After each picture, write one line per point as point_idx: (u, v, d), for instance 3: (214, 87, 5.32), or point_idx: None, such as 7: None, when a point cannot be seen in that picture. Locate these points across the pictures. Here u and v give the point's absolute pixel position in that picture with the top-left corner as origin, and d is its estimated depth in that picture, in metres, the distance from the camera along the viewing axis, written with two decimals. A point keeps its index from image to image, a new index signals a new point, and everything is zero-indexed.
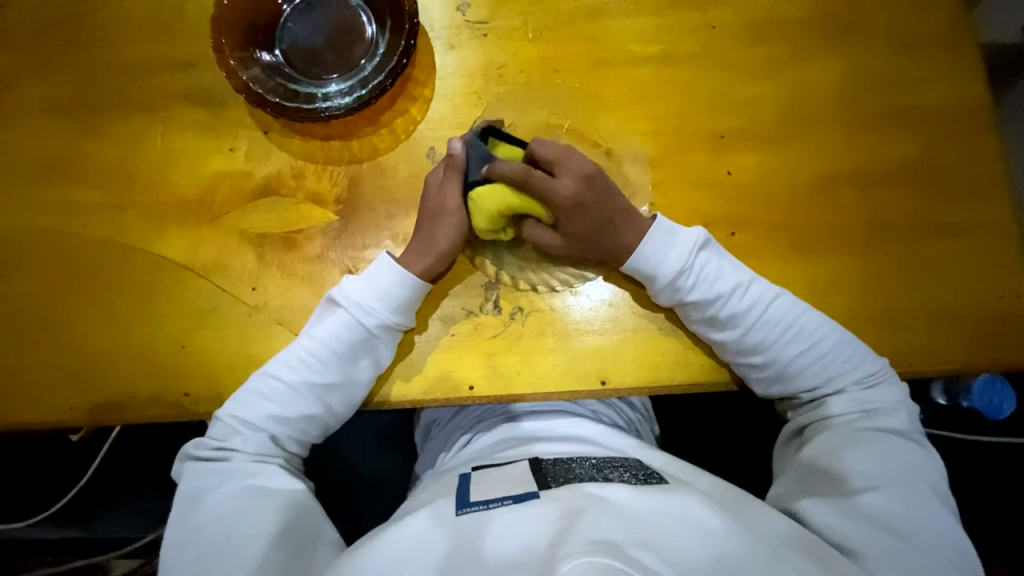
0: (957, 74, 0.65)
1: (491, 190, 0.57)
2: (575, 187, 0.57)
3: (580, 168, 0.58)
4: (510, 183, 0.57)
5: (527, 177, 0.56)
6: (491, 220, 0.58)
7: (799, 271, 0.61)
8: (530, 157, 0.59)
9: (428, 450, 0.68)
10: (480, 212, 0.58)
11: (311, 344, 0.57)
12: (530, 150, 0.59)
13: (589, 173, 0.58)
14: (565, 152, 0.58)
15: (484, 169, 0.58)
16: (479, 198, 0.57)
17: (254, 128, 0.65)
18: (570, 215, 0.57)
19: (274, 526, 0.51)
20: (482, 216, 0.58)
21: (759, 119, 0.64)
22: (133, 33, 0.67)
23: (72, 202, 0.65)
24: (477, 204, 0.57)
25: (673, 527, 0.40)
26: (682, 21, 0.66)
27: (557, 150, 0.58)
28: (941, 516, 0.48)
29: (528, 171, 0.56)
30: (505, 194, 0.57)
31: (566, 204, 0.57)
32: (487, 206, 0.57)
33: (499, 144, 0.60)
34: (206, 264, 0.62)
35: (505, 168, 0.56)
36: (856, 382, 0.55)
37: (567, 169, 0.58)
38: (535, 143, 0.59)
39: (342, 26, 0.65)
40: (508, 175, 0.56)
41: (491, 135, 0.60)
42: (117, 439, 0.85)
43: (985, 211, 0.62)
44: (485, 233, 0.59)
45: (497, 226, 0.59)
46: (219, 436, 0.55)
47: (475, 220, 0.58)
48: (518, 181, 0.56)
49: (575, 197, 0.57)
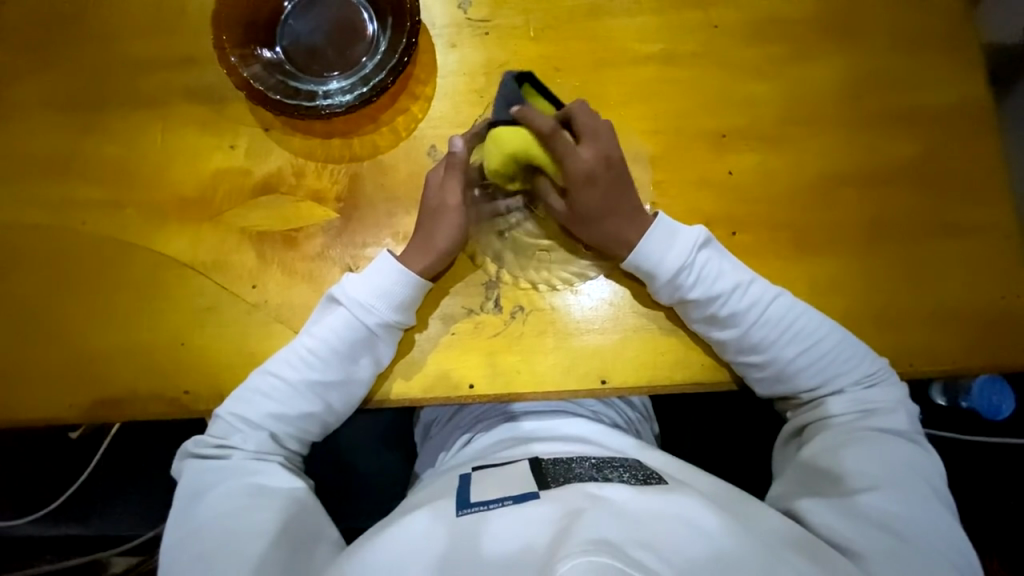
0: (958, 75, 0.65)
1: (515, 135, 0.55)
2: (594, 163, 0.57)
3: (604, 146, 0.57)
4: (535, 135, 0.55)
5: (553, 137, 0.55)
6: (501, 162, 0.56)
7: (799, 272, 0.61)
8: (563, 116, 0.57)
9: (428, 450, 0.68)
10: (495, 149, 0.55)
11: (311, 341, 0.57)
12: (567, 109, 0.57)
13: (612, 155, 0.57)
14: (600, 126, 0.57)
15: (515, 109, 0.55)
16: (500, 137, 0.55)
17: (255, 125, 0.64)
18: (580, 186, 0.57)
19: (273, 525, 0.51)
20: (495, 155, 0.56)
21: (759, 119, 0.64)
22: (133, 30, 0.67)
23: (72, 200, 0.65)
24: (495, 141, 0.55)
25: (672, 527, 0.40)
26: (683, 21, 0.66)
27: (591, 121, 0.57)
28: (941, 516, 0.48)
29: (557, 130, 0.54)
30: (528, 144, 0.55)
31: (578, 176, 0.57)
32: (506, 148, 0.55)
33: (534, 94, 0.58)
34: (206, 262, 0.62)
35: (538, 123, 0.54)
36: (855, 382, 0.55)
37: (592, 143, 0.57)
38: (574, 105, 0.57)
39: (343, 23, 0.65)
40: (537, 127, 0.54)
41: (527, 82, 0.58)
42: (117, 435, 0.86)
43: (985, 211, 0.62)
44: (489, 173, 0.58)
45: (506, 171, 0.57)
46: (219, 434, 0.55)
47: (486, 153, 0.56)
48: (545, 137, 0.54)
49: (589, 173, 0.57)
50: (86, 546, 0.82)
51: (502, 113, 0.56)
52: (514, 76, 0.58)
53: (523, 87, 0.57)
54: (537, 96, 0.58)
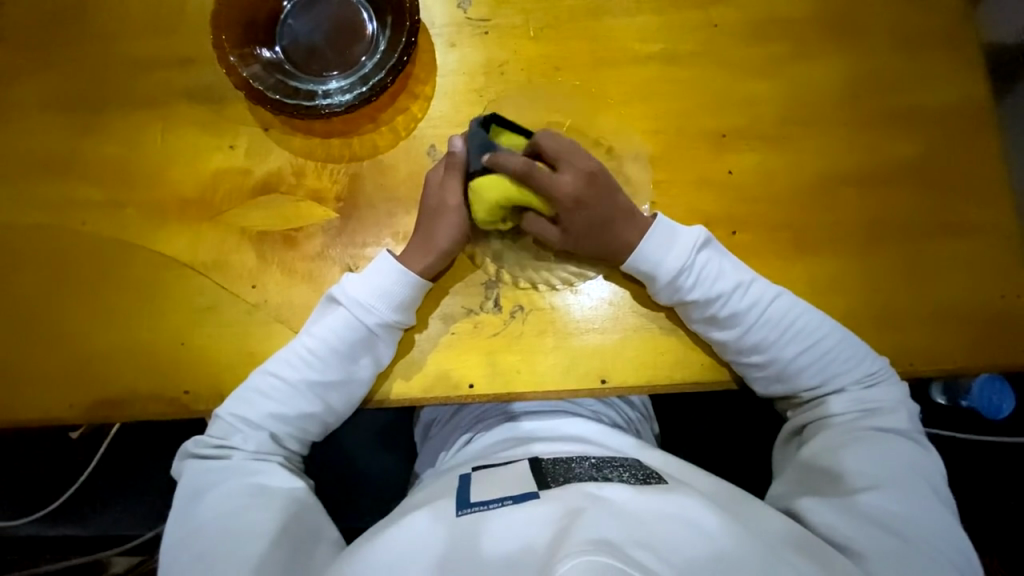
0: (959, 74, 0.65)
1: (493, 182, 0.57)
2: (576, 184, 0.58)
3: (582, 165, 0.58)
4: (511, 175, 0.57)
5: (529, 172, 0.56)
6: (490, 211, 0.58)
7: (799, 271, 0.61)
8: (533, 148, 0.59)
9: (428, 449, 0.68)
10: (479, 201, 0.58)
11: (311, 342, 0.57)
12: (535, 141, 0.59)
13: (592, 172, 0.58)
14: (571, 148, 0.59)
15: (485, 157, 0.58)
16: (480, 188, 0.57)
17: (254, 125, 0.64)
18: (569, 210, 0.57)
19: (273, 525, 0.51)
20: (482, 206, 0.58)
21: (760, 118, 0.64)
22: (133, 30, 0.67)
23: (72, 199, 0.65)
24: (477, 193, 0.58)
25: (672, 527, 0.40)
26: (684, 20, 0.66)
27: (563, 145, 0.59)
28: (941, 516, 0.48)
29: (529, 166, 0.56)
30: (504, 185, 0.57)
31: (565, 201, 0.57)
32: (488, 196, 0.57)
33: (500, 133, 0.60)
34: (205, 262, 0.62)
35: (508, 161, 0.56)
36: (856, 382, 0.55)
37: (570, 166, 0.58)
38: (542, 133, 0.59)
39: (343, 23, 0.65)
40: (509, 167, 0.56)
41: (493, 123, 0.60)
42: (117, 436, 0.86)
43: (985, 211, 0.62)
44: (482, 223, 0.59)
45: (496, 216, 0.59)
46: (220, 434, 0.55)
47: (474, 210, 0.59)
48: (520, 174, 0.56)
49: (575, 195, 0.57)
50: (86, 546, 0.82)
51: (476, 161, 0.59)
52: (479, 120, 0.59)
53: (490, 129, 0.60)
54: (505, 133, 0.60)
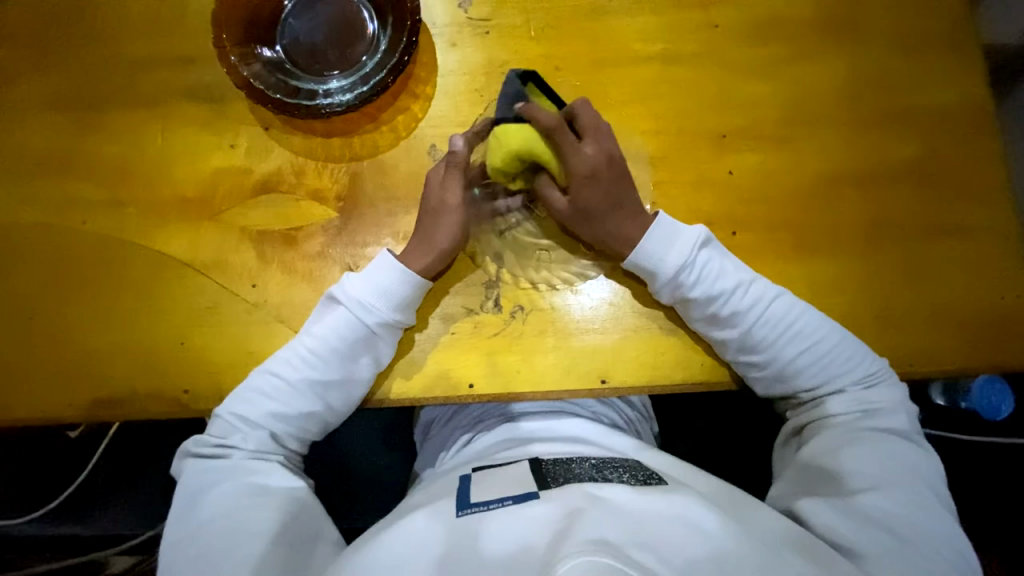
0: (959, 76, 0.65)
1: (522, 132, 0.55)
2: (598, 158, 0.57)
3: (609, 143, 0.58)
4: (540, 131, 0.56)
5: (558, 132, 0.56)
6: (508, 158, 0.56)
7: (799, 272, 0.61)
8: (565, 113, 0.58)
9: (427, 449, 0.68)
10: (500, 143, 0.55)
11: (311, 340, 0.57)
12: (571, 107, 0.58)
13: (616, 153, 0.58)
14: (603, 123, 0.58)
15: (521, 106, 0.56)
16: (505, 130, 0.55)
17: (255, 124, 0.64)
18: (582, 182, 0.57)
19: (273, 524, 0.51)
20: (500, 152, 0.56)
21: (760, 119, 0.64)
22: (133, 29, 0.67)
23: (72, 198, 0.65)
24: (501, 132, 0.55)
25: (672, 529, 0.40)
26: (684, 21, 0.66)
27: (596, 117, 0.58)
28: (940, 517, 0.48)
29: (561, 126, 0.56)
30: (533, 138, 0.56)
31: (582, 171, 0.57)
32: (512, 143, 0.55)
33: (535, 93, 0.59)
34: (206, 261, 0.62)
35: (544, 118, 0.55)
36: (856, 383, 0.55)
37: (596, 139, 0.58)
38: (578, 103, 0.58)
39: (344, 22, 0.65)
40: (542, 123, 0.55)
41: (531, 83, 0.59)
42: (117, 435, 0.85)
43: (985, 212, 0.62)
44: (491, 170, 0.57)
45: (509, 166, 0.57)
46: (219, 433, 0.55)
47: (490, 151, 0.57)
48: (550, 133, 0.55)
49: (593, 168, 0.57)
50: (85, 546, 0.81)
51: (507, 110, 0.58)
52: (517, 75, 0.59)
53: (526, 87, 0.59)
54: (539, 95, 0.59)
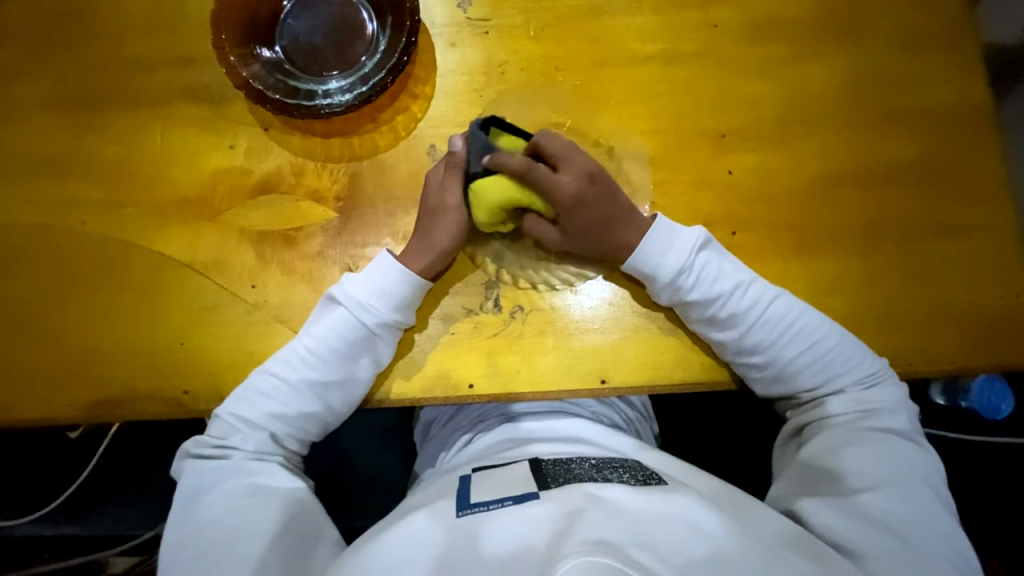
0: (958, 75, 0.65)
1: (494, 183, 0.57)
2: (576, 184, 0.58)
3: (583, 166, 0.58)
4: (512, 177, 0.57)
5: (529, 172, 0.56)
6: (492, 213, 0.58)
7: (799, 271, 0.61)
8: (534, 149, 0.59)
9: (427, 450, 0.68)
10: (480, 203, 0.57)
11: (311, 341, 0.56)
12: (534, 141, 0.59)
13: (593, 172, 0.58)
14: (570, 148, 0.59)
15: (485, 159, 0.58)
16: (481, 192, 0.57)
17: (254, 125, 0.64)
18: (570, 211, 0.57)
19: (273, 525, 0.51)
20: (482, 209, 0.58)
21: (760, 118, 0.64)
22: (133, 29, 0.67)
23: (71, 198, 0.65)
24: (478, 196, 0.57)
25: (672, 528, 0.40)
26: (684, 20, 0.66)
27: (561, 144, 0.59)
28: (940, 516, 0.49)
29: (530, 165, 0.56)
30: (506, 186, 0.57)
31: (565, 200, 0.57)
32: (489, 198, 0.57)
33: (500, 134, 0.60)
34: (205, 261, 0.62)
35: (508, 161, 0.56)
36: (856, 382, 0.55)
37: (569, 166, 0.58)
38: (542, 134, 0.59)
39: (343, 23, 0.65)
40: (511, 168, 0.56)
41: (493, 126, 0.60)
42: (117, 435, 0.86)
43: (985, 211, 0.62)
44: (483, 226, 0.59)
45: (497, 219, 0.59)
46: (219, 434, 0.55)
47: (474, 213, 0.59)
48: (521, 174, 0.56)
49: (575, 194, 0.57)
50: (84, 546, 0.81)
51: (475, 163, 0.59)
52: (479, 123, 0.59)
53: (490, 133, 0.60)
54: (506, 135, 0.60)
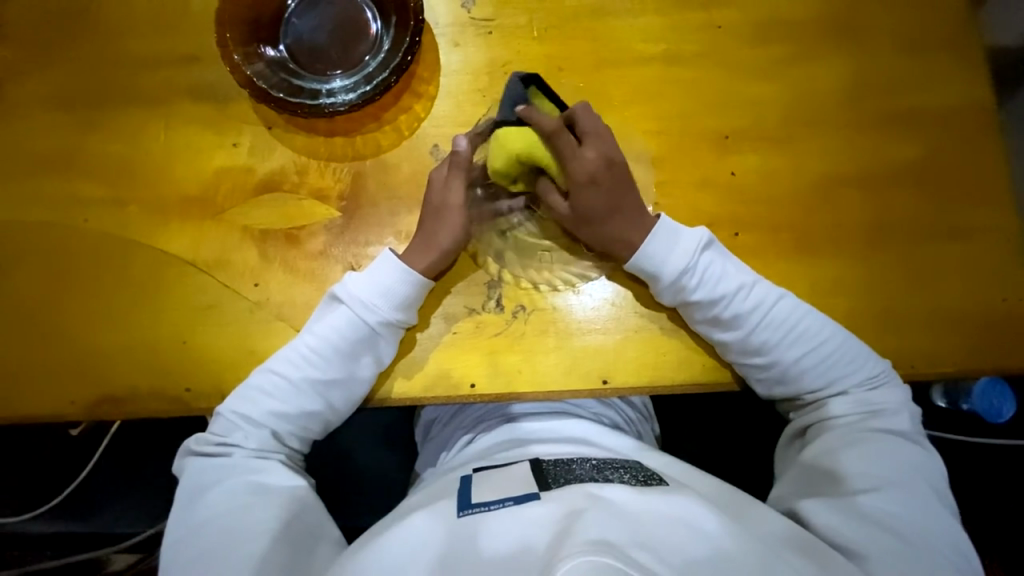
0: (961, 77, 0.65)
1: (520, 135, 0.56)
2: (597, 164, 0.57)
3: (609, 148, 0.58)
4: (539, 134, 0.56)
5: (557, 136, 0.56)
6: (509, 165, 0.56)
7: (801, 273, 0.61)
8: (567, 117, 0.58)
9: (427, 449, 0.68)
10: (501, 150, 0.56)
11: (313, 340, 0.57)
12: (571, 110, 0.58)
13: (615, 158, 0.58)
14: (604, 128, 0.58)
15: (521, 109, 0.57)
16: (506, 137, 0.56)
17: (257, 124, 0.64)
18: (581, 188, 0.57)
19: (274, 523, 0.51)
20: (502, 156, 0.56)
21: (762, 120, 0.64)
22: (136, 28, 0.67)
23: (73, 197, 0.65)
24: (501, 140, 0.56)
25: (674, 530, 0.40)
26: (687, 21, 0.66)
27: (595, 123, 0.58)
28: (942, 517, 0.49)
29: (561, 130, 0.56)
30: (533, 145, 0.56)
31: (581, 176, 0.57)
32: (512, 147, 0.55)
33: (539, 95, 0.59)
34: (207, 259, 0.62)
35: (542, 121, 0.56)
36: (859, 384, 0.55)
37: (595, 146, 0.57)
38: (578, 108, 0.58)
39: (347, 22, 0.65)
40: (542, 127, 0.55)
41: (533, 84, 0.58)
42: (117, 434, 0.85)
43: (986, 213, 0.62)
44: (494, 175, 0.58)
45: (512, 172, 0.57)
46: (221, 431, 0.55)
47: (492, 156, 0.57)
48: (548, 136, 0.56)
49: (592, 173, 0.57)
50: (86, 544, 0.80)
51: (507, 111, 0.57)
52: (521, 76, 0.58)
53: (530, 88, 0.58)
54: (543, 98, 0.59)
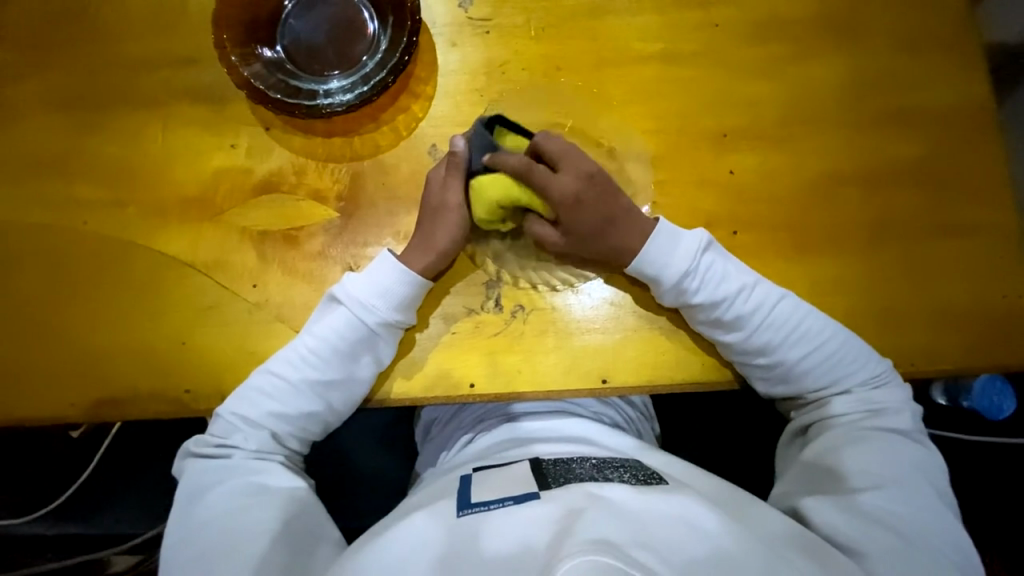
0: (959, 74, 0.65)
1: (493, 181, 0.57)
2: (575, 184, 0.57)
3: (582, 166, 0.58)
4: (510, 176, 0.57)
5: (527, 171, 0.56)
6: (491, 212, 0.58)
7: (800, 272, 0.61)
8: (535, 150, 0.59)
9: (427, 449, 0.68)
10: (480, 199, 0.58)
11: (314, 342, 0.56)
12: (535, 142, 0.59)
13: (592, 173, 0.58)
14: (572, 148, 0.59)
15: (487, 157, 0.58)
16: (482, 189, 0.57)
17: (255, 124, 0.64)
18: (569, 209, 0.57)
19: (274, 524, 0.51)
20: (482, 206, 0.58)
21: (761, 118, 0.64)
22: (134, 29, 0.67)
23: (72, 198, 0.65)
24: (478, 192, 0.58)
25: (674, 529, 0.40)
26: (685, 20, 0.66)
27: (562, 145, 0.58)
28: (943, 515, 0.48)
29: (529, 165, 0.56)
30: (506, 185, 0.57)
31: (564, 201, 0.57)
32: (489, 196, 0.57)
33: (505, 133, 0.60)
34: (206, 261, 0.62)
35: (507, 160, 0.56)
36: (862, 383, 0.55)
37: (570, 166, 0.58)
38: (541, 136, 0.59)
39: (344, 23, 0.65)
40: (509, 167, 0.56)
41: (498, 124, 0.60)
42: (117, 436, 0.85)
43: (986, 210, 0.62)
44: (482, 223, 0.60)
45: (497, 217, 0.59)
46: (221, 432, 0.55)
47: (474, 209, 0.59)
48: (520, 173, 0.56)
49: (574, 195, 0.57)
50: (87, 545, 0.81)
51: (478, 160, 0.59)
52: (483, 121, 0.59)
53: (495, 130, 0.60)
54: (511, 135, 0.60)
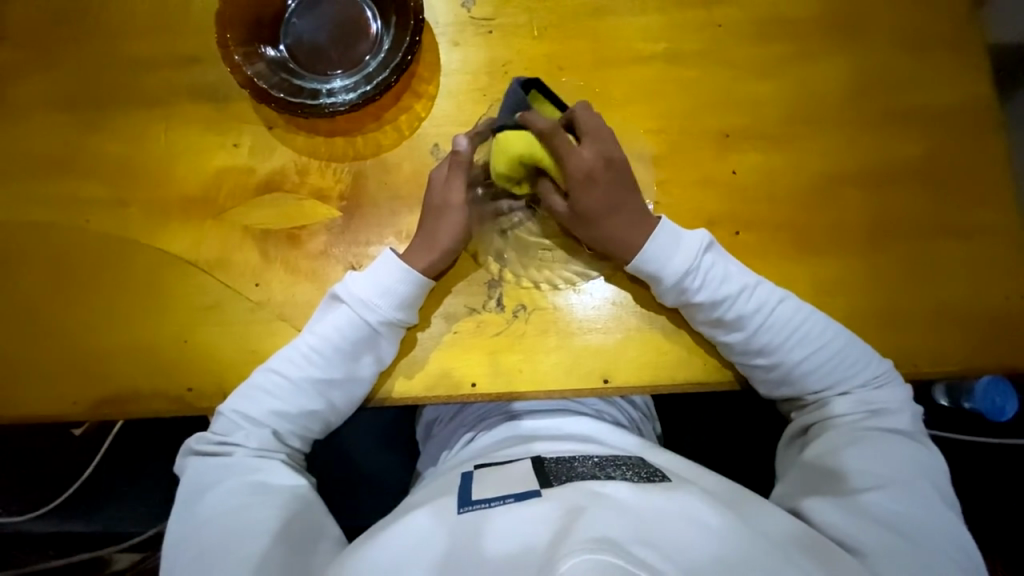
0: (962, 75, 0.65)
1: (522, 139, 0.56)
2: (595, 162, 0.57)
3: (607, 146, 0.58)
4: (538, 136, 0.56)
5: (555, 135, 0.56)
6: (510, 167, 0.57)
7: (802, 272, 0.61)
8: (568, 119, 0.59)
9: (429, 449, 0.68)
10: (501, 153, 0.56)
11: (314, 340, 0.57)
12: (571, 111, 0.59)
13: (614, 156, 0.58)
14: (603, 126, 0.59)
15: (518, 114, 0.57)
16: (506, 142, 0.56)
17: (258, 124, 0.65)
18: (581, 185, 0.57)
19: (274, 522, 0.51)
20: (503, 158, 0.56)
21: (763, 119, 0.64)
22: (137, 28, 0.67)
23: (75, 197, 0.65)
24: (500, 145, 0.56)
25: (676, 527, 0.40)
26: (687, 20, 0.66)
27: (594, 123, 0.58)
28: (943, 513, 0.48)
29: (557, 129, 0.56)
30: (532, 146, 0.56)
31: (578, 175, 0.57)
32: (511, 151, 0.56)
33: (540, 99, 0.60)
34: (209, 259, 0.62)
35: (537, 120, 0.56)
36: (863, 384, 0.55)
37: (593, 144, 0.58)
38: (577, 108, 0.59)
39: (347, 22, 0.65)
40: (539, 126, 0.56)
41: (534, 88, 0.60)
42: (118, 434, 0.85)
43: (988, 212, 0.62)
44: (497, 177, 0.58)
45: (513, 175, 0.58)
46: (222, 431, 0.55)
47: (493, 161, 0.57)
48: (547, 135, 0.56)
49: (589, 172, 0.57)
50: (87, 544, 0.81)
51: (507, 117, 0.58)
52: (521, 82, 0.59)
53: (530, 93, 0.59)
54: (543, 101, 0.60)
